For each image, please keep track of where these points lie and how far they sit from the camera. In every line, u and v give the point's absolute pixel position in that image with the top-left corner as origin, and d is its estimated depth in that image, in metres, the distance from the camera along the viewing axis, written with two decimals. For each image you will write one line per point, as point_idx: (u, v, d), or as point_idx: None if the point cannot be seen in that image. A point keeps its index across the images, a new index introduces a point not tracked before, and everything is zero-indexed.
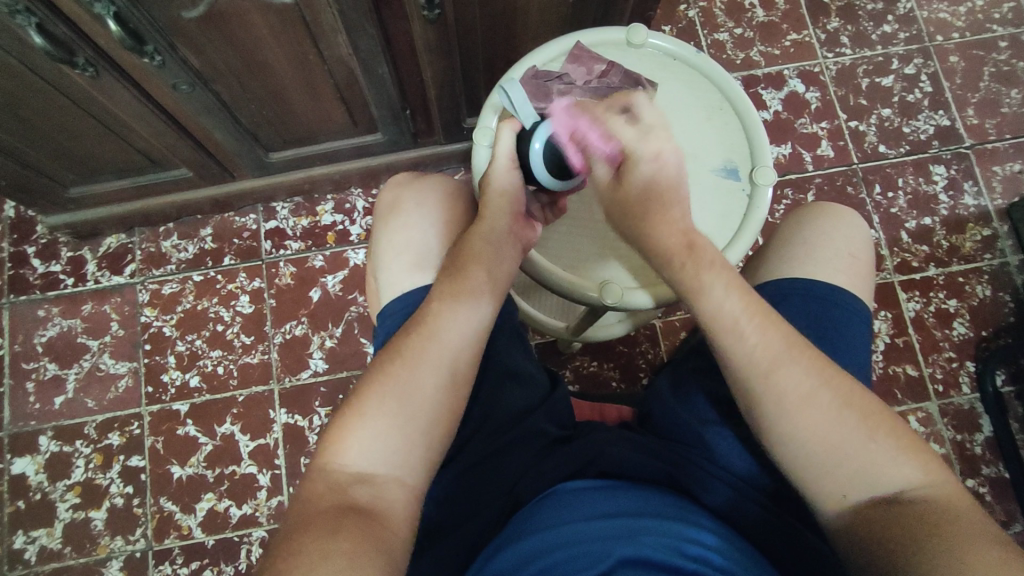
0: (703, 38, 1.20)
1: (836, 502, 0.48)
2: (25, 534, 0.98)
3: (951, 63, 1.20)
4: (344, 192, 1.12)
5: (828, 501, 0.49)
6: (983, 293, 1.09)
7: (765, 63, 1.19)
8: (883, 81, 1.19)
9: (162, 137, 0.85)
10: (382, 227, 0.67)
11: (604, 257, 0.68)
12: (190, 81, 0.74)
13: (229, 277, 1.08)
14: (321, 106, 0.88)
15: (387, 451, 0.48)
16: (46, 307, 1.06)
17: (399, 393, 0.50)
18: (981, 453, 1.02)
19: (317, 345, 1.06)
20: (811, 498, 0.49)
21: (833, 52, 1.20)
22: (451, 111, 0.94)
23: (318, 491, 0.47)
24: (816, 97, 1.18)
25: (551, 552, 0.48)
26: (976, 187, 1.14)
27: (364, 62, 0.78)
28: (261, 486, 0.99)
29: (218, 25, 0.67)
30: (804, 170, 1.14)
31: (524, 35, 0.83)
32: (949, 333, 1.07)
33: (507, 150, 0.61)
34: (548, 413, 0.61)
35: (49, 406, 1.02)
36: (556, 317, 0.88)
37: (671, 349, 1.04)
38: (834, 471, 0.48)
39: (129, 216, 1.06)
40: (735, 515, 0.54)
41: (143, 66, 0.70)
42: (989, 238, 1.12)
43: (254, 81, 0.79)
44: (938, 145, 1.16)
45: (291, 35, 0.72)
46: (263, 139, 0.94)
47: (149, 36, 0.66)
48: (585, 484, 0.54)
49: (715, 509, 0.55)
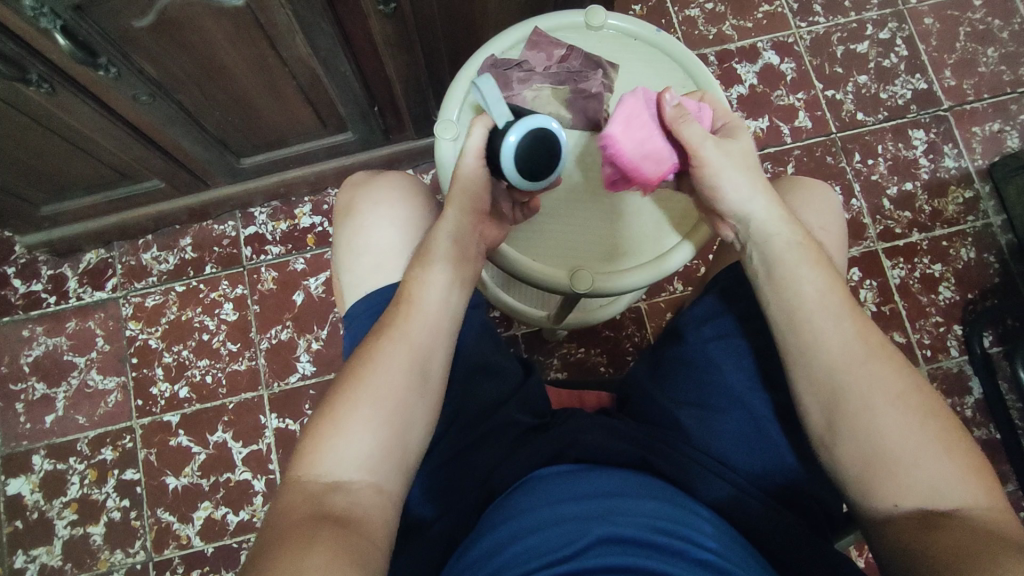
0: (674, 16, 1.18)
1: (892, 501, 0.48)
2: (26, 553, 0.98)
3: (926, 25, 1.19)
4: (321, 193, 1.11)
5: (885, 499, 0.48)
6: (968, 255, 1.09)
7: (738, 37, 1.18)
8: (859, 48, 1.18)
9: (129, 149, 0.85)
10: (342, 231, 0.67)
11: (579, 246, 0.67)
12: (150, 91, 0.73)
13: (212, 286, 1.08)
14: (287, 107, 0.87)
15: (362, 456, 0.48)
16: (31, 327, 1.06)
17: (372, 397, 0.50)
18: (972, 416, 1.02)
19: (303, 349, 1.05)
20: (864, 493, 0.49)
21: (807, 21, 1.19)
22: (421, 105, 0.93)
23: (294, 501, 0.46)
24: (791, 68, 1.17)
25: (524, 536, 0.48)
26: (956, 149, 1.13)
27: (325, 61, 0.77)
28: (256, 491, 1.00)
29: (170, 32, 0.66)
30: (783, 143, 1.13)
31: (487, 21, 0.82)
32: (935, 298, 1.07)
33: (476, 149, 0.56)
34: (521, 402, 0.61)
35: (40, 425, 1.03)
36: (537, 306, 0.88)
37: (657, 330, 1.04)
38: (875, 458, 0.48)
39: (107, 231, 1.05)
40: (728, 507, 0.54)
41: (99, 80, 0.69)
42: (971, 200, 1.11)
43: (216, 87, 0.78)
44: (916, 109, 1.15)
45: (248, 39, 0.71)
46: (234, 145, 0.93)
47: (101, 48, 0.65)
48: (561, 470, 0.54)
49: (711, 501, 0.55)
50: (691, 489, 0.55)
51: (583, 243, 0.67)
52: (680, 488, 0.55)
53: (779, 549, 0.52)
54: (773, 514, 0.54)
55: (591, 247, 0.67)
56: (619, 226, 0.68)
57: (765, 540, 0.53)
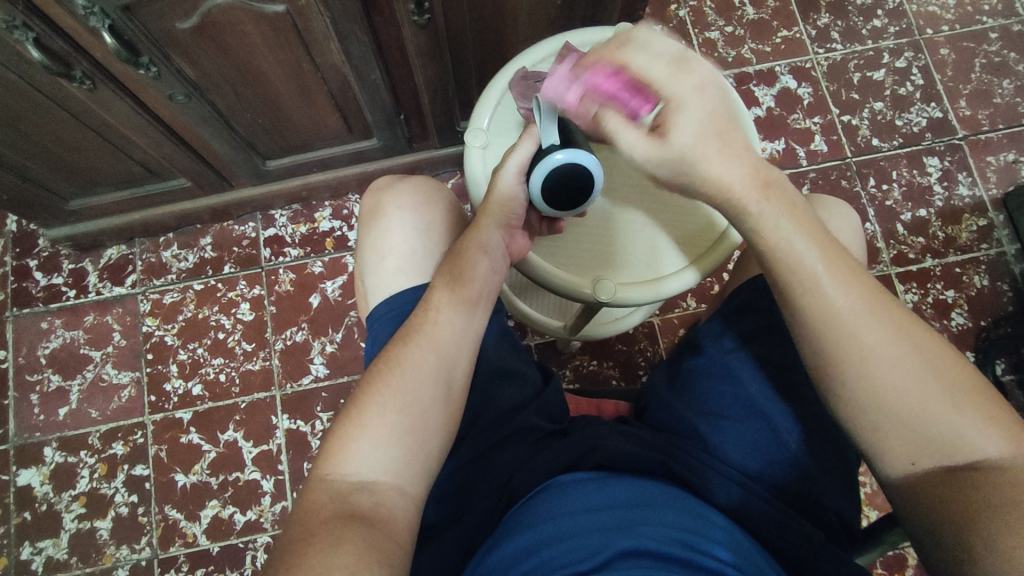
0: (694, 37, 1.21)
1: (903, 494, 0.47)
2: (32, 545, 0.98)
3: (942, 55, 1.21)
4: (341, 198, 1.13)
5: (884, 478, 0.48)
6: (981, 282, 1.10)
7: (756, 60, 1.20)
8: (875, 75, 1.20)
9: (159, 147, 0.86)
10: (366, 235, 0.68)
11: (597, 256, 0.70)
12: (186, 91, 0.75)
13: (230, 285, 1.09)
14: (316, 112, 0.88)
15: (387, 459, 0.49)
16: (50, 319, 1.07)
17: (401, 400, 0.51)
18: None
19: (318, 351, 1.06)
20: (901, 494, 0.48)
21: (825, 47, 1.21)
22: (446, 115, 0.95)
23: (319, 501, 0.46)
24: (808, 93, 1.19)
25: (545, 546, 0.47)
26: (971, 177, 1.15)
27: (357, 68, 0.79)
28: (265, 491, 1.00)
29: (212, 35, 0.68)
30: (799, 165, 1.15)
31: (516, 36, 0.84)
32: (948, 324, 1.07)
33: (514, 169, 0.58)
34: (540, 407, 0.62)
35: (53, 417, 1.03)
36: (553, 316, 0.88)
37: (669, 346, 1.04)
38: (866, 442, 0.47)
39: (130, 227, 1.07)
40: (742, 512, 0.54)
41: (139, 78, 0.71)
42: (985, 228, 1.12)
43: (249, 91, 0.80)
44: (931, 137, 1.17)
45: (285, 44, 0.73)
46: (261, 148, 0.95)
47: (144, 48, 0.67)
48: (581, 477, 0.55)
49: (724, 506, 0.55)
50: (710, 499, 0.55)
51: (601, 255, 0.70)
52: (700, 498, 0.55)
53: (797, 557, 0.52)
54: (777, 512, 0.54)
55: (612, 260, 0.69)
56: (634, 242, 0.71)
57: (781, 546, 0.53)
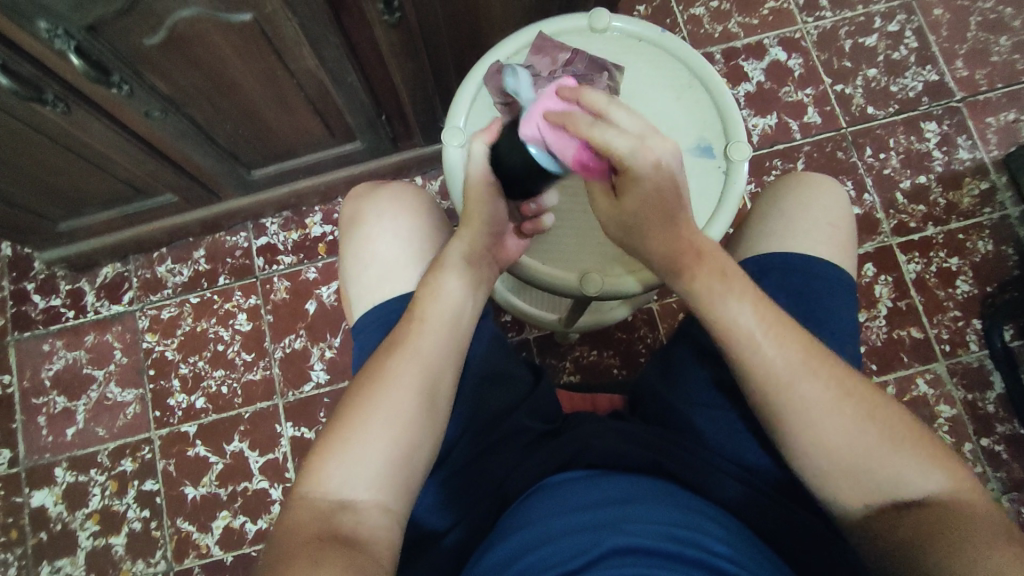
0: (679, 15, 1.18)
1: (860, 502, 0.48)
2: (50, 564, 1.00)
3: (936, 15, 1.17)
4: (331, 202, 1.12)
5: (856, 485, 0.48)
6: (985, 247, 1.07)
7: (744, 34, 1.17)
8: (867, 41, 1.17)
9: (141, 164, 0.86)
10: (348, 243, 0.67)
11: (588, 248, 0.68)
12: (161, 107, 0.75)
13: (226, 296, 1.09)
14: (296, 119, 0.88)
15: (368, 476, 0.48)
16: (51, 341, 1.08)
17: (383, 416, 0.50)
18: (995, 411, 1.01)
19: (317, 357, 1.06)
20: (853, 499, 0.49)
21: (814, 16, 1.18)
22: (428, 112, 0.94)
23: (302, 520, 0.46)
24: (798, 64, 1.16)
25: (534, 547, 0.47)
26: (970, 140, 1.12)
27: (332, 72, 0.78)
28: (273, 500, 1.01)
29: (181, 48, 0.67)
30: (792, 139, 1.12)
31: (491, 28, 0.82)
32: (953, 292, 1.05)
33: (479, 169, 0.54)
34: (531, 410, 0.61)
35: (61, 438, 1.04)
36: (548, 310, 0.87)
37: (669, 332, 1.03)
38: (839, 456, 0.48)
39: (123, 245, 1.07)
40: (741, 506, 0.54)
41: (111, 96, 0.71)
42: (987, 191, 1.10)
43: (225, 101, 0.79)
44: (928, 101, 1.14)
45: (255, 52, 0.71)
46: (244, 158, 0.95)
47: (114, 67, 0.66)
48: (571, 476, 0.54)
49: (726, 504, 0.54)
50: (706, 491, 0.55)
51: (591, 246, 0.68)
52: (696, 491, 0.55)
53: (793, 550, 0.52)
54: (771, 506, 0.54)
55: (600, 251, 0.68)
56: None
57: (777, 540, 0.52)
